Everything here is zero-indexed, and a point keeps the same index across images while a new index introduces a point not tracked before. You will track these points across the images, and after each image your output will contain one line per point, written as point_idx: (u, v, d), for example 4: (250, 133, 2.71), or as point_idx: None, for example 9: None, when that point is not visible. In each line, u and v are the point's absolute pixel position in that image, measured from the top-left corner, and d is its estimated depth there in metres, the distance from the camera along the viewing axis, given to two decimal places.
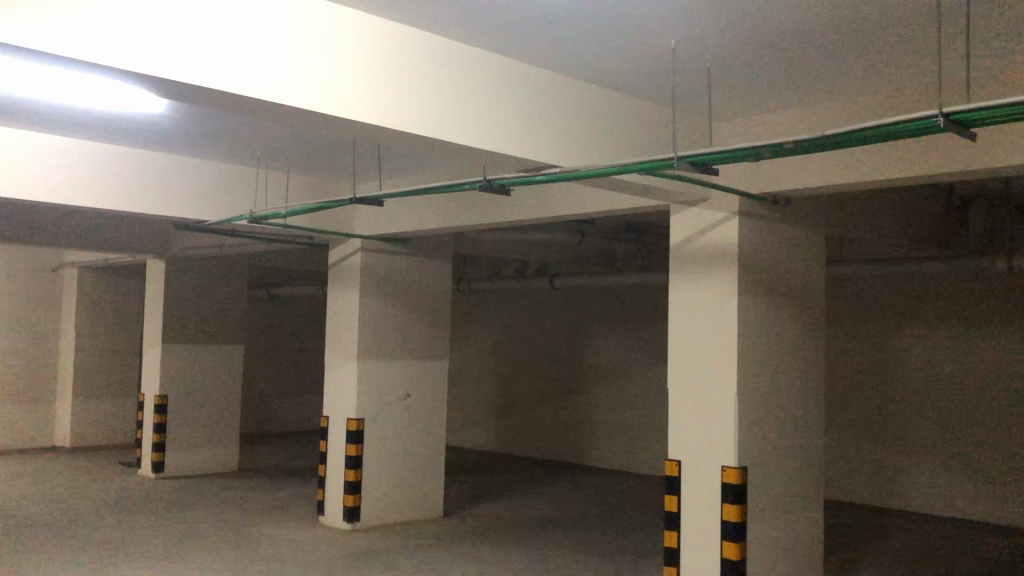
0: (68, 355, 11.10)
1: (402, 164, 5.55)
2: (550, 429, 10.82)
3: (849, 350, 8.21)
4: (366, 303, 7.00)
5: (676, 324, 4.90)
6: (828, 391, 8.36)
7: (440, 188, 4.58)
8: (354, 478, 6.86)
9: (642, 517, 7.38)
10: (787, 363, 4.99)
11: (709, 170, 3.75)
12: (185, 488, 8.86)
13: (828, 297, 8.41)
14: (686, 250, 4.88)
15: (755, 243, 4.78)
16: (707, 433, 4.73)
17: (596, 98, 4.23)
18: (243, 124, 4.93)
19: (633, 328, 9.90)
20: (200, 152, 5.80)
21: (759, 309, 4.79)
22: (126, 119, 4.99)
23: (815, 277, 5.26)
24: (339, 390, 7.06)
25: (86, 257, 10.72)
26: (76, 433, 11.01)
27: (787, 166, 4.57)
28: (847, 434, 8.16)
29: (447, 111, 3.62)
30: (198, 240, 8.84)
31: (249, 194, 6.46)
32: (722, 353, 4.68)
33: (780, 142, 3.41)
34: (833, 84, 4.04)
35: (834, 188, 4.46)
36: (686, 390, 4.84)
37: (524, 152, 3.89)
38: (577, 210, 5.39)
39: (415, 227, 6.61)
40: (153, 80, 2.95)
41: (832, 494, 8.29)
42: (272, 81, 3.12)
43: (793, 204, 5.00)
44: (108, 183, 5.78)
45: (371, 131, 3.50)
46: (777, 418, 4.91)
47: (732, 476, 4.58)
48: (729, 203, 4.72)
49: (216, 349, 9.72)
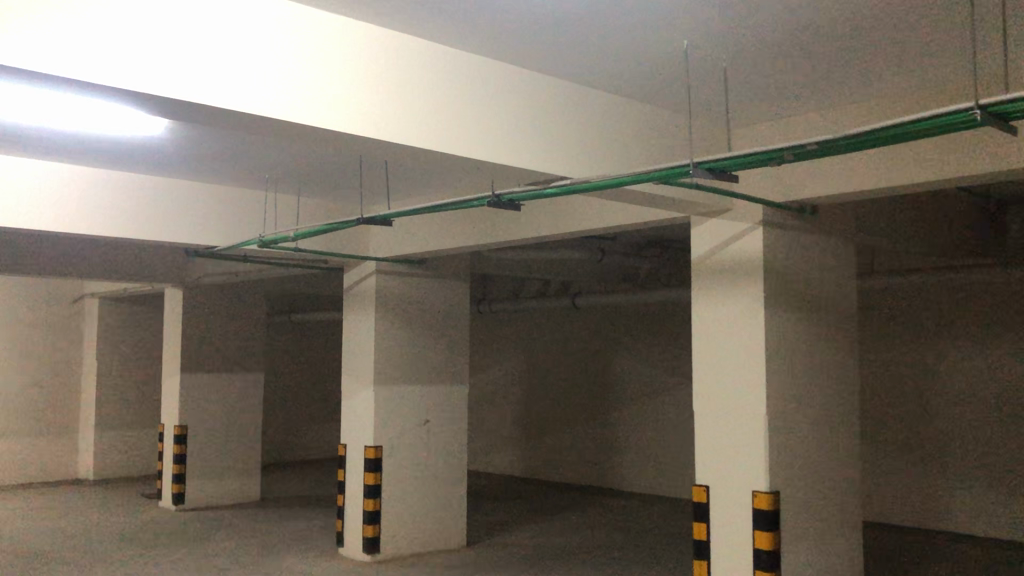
0: (89, 387, 11.05)
1: (410, 182, 5.39)
2: (576, 451, 10.56)
3: (887, 363, 7.90)
4: (382, 327, 6.82)
5: (701, 341, 4.66)
6: (865, 407, 8.04)
7: (447, 205, 4.39)
8: (373, 508, 6.66)
9: (673, 544, 7.10)
10: (819, 380, 4.73)
11: (728, 176, 3.53)
12: (204, 520, 8.70)
13: (862, 309, 8.10)
14: (709, 264, 4.65)
15: (781, 254, 4.54)
16: (737, 456, 4.48)
17: (610, 105, 4.01)
18: (248, 146, 4.79)
19: (660, 346, 9.65)
20: (208, 176, 5.67)
21: (788, 324, 4.54)
22: (126, 143, 4.86)
23: (847, 288, 5.01)
24: (357, 417, 6.88)
25: (105, 286, 10.66)
26: (99, 464, 10.94)
27: (813, 172, 4.33)
28: (886, 453, 7.84)
29: (449, 122, 3.42)
30: (213, 266, 8.73)
31: (258, 220, 6.32)
32: (751, 371, 4.44)
33: (804, 144, 3.19)
34: (859, 83, 3.81)
35: (865, 194, 4.21)
36: (712, 411, 4.59)
37: (533, 164, 3.68)
38: (593, 224, 5.18)
39: (429, 248, 6.43)
40: (136, 96, 2.77)
41: (871, 515, 7.96)
42: (263, 95, 2.94)
43: (820, 212, 4.76)
44: (116, 210, 5.67)
45: (368, 145, 3.31)
46: (811, 439, 4.64)
47: (764, 502, 4.32)
48: (754, 213, 4.48)
49: (235, 378, 9.59)
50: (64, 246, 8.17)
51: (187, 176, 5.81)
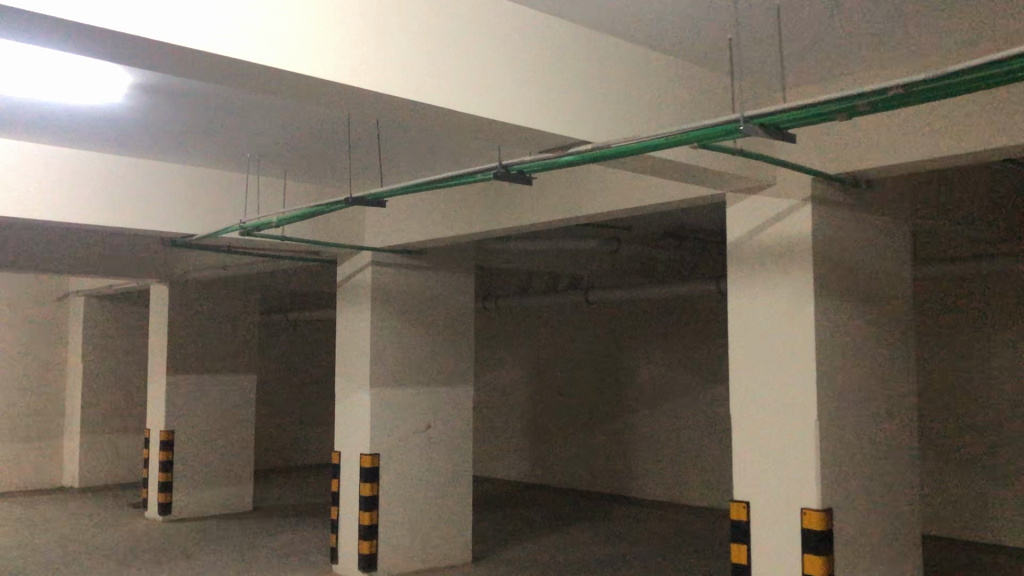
0: (75, 389, 10.53)
1: (407, 154, 4.82)
2: (590, 456, 9.99)
3: (944, 360, 7.28)
4: (378, 323, 6.24)
5: (739, 336, 4.07)
6: (922, 408, 7.43)
7: (446, 179, 3.81)
8: (370, 522, 6.09)
9: (698, 560, 6.52)
10: (874, 380, 4.13)
11: (784, 135, 2.94)
12: (193, 531, 8.13)
13: (918, 300, 7.49)
14: (748, 247, 4.06)
15: (832, 236, 3.95)
16: (782, 468, 3.89)
17: (640, 59, 3.40)
18: (224, 114, 4.22)
19: (682, 343, 9.09)
20: (185, 155, 5.11)
21: (839, 316, 3.94)
22: (86, 113, 4.28)
23: (903, 275, 4.41)
24: (351, 423, 6.30)
25: (91, 283, 10.14)
26: (85, 471, 10.42)
27: (871, 140, 3.71)
28: (942, 458, 7.23)
29: (447, 71, 2.82)
30: (201, 260, 8.20)
31: (241, 206, 5.74)
32: (797, 370, 3.85)
33: (885, 89, 2.59)
34: (936, 29, 3.20)
35: (931, 166, 3.62)
36: (754, 417, 4.00)
37: (549, 124, 3.07)
38: (612, 204, 4.60)
39: (428, 235, 5.86)
40: (55, 25, 2.19)
41: (928, 527, 7.35)
42: (219, 31, 2.37)
43: (874, 187, 4.15)
44: (83, 195, 5.10)
45: (349, 96, 2.73)
46: (864, 448, 4.05)
47: (814, 520, 3.74)
48: (801, 188, 3.88)
49: (225, 379, 9.01)
50: (50, 239, 7.62)
51: (160, 155, 5.22)
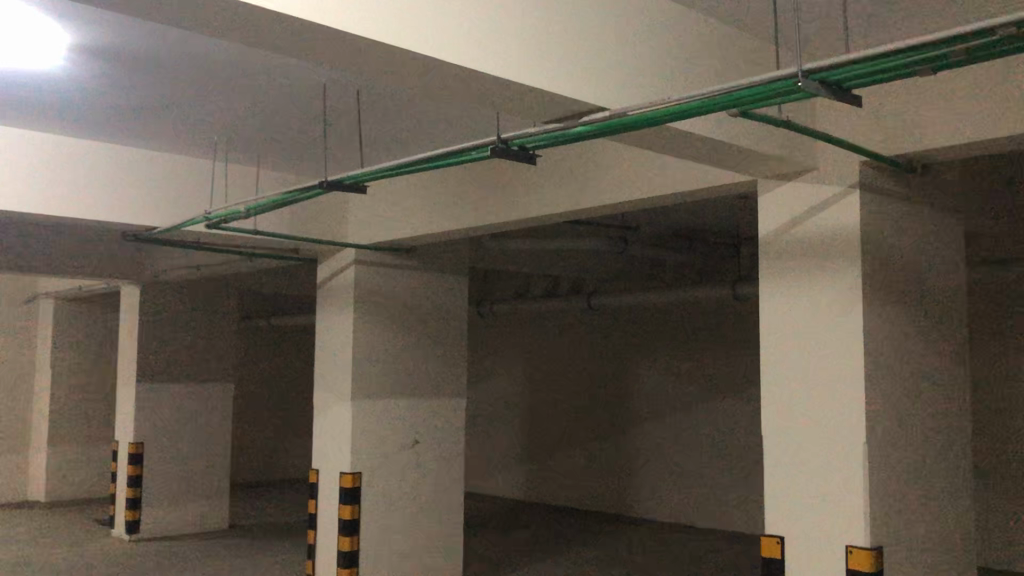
0: (42, 397, 9.96)
1: (392, 130, 4.28)
2: (592, 472, 9.44)
3: (999, 372, 6.50)
4: (362, 328, 5.68)
5: (772, 345, 3.52)
6: (975, 424, 6.62)
7: (435, 157, 3.26)
8: (350, 548, 5.50)
9: None
10: (927, 397, 3.60)
11: (848, 96, 2.40)
12: (164, 551, 7.53)
13: (971, 305, 6.68)
14: (783, 243, 3.52)
15: (883, 229, 3.41)
16: (822, 499, 3.34)
17: (671, 13, 2.85)
18: (181, 83, 3.67)
19: (692, 352, 8.57)
20: (143, 134, 4.56)
21: (889, 324, 3.39)
22: (23, 82, 3.72)
23: (957, 276, 3.85)
24: (331, 438, 5.73)
25: (59, 283, 9.58)
26: (51, 485, 9.83)
27: (926, 118, 3.16)
28: (993, 481, 6.47)
29: (428, 17, 2.29)
30: (173, 259, 7.66)
31: (208, 196, 5.19)
32: (840, 384, 3.31)
33: (989, 29, 2.04)
34: None
35: (1004, 148, 3.07)
36: (789, 438, 3.45)
37: (557, 84, 2.53)
38: (624, 194, 4.06)
39: (416, 230, 5.31)
40: None
41: (980, 557, 6.54)
42: None
43: (928, 173, 3.61)
44: (29, 183, 4.54)
45: (310, 38, 2.19)
46: (916, 476, 3.49)
47: (863, 562, 3.20)
48: (848, 173, 3.34)
49: (201, 388, 8.43)
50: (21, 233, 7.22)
51: (115, 135, 4.67)
